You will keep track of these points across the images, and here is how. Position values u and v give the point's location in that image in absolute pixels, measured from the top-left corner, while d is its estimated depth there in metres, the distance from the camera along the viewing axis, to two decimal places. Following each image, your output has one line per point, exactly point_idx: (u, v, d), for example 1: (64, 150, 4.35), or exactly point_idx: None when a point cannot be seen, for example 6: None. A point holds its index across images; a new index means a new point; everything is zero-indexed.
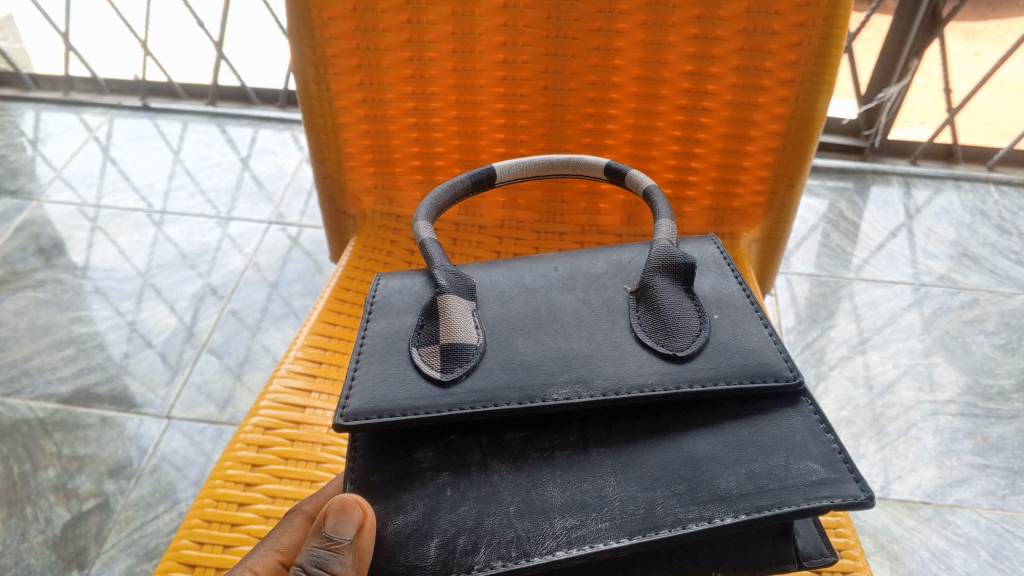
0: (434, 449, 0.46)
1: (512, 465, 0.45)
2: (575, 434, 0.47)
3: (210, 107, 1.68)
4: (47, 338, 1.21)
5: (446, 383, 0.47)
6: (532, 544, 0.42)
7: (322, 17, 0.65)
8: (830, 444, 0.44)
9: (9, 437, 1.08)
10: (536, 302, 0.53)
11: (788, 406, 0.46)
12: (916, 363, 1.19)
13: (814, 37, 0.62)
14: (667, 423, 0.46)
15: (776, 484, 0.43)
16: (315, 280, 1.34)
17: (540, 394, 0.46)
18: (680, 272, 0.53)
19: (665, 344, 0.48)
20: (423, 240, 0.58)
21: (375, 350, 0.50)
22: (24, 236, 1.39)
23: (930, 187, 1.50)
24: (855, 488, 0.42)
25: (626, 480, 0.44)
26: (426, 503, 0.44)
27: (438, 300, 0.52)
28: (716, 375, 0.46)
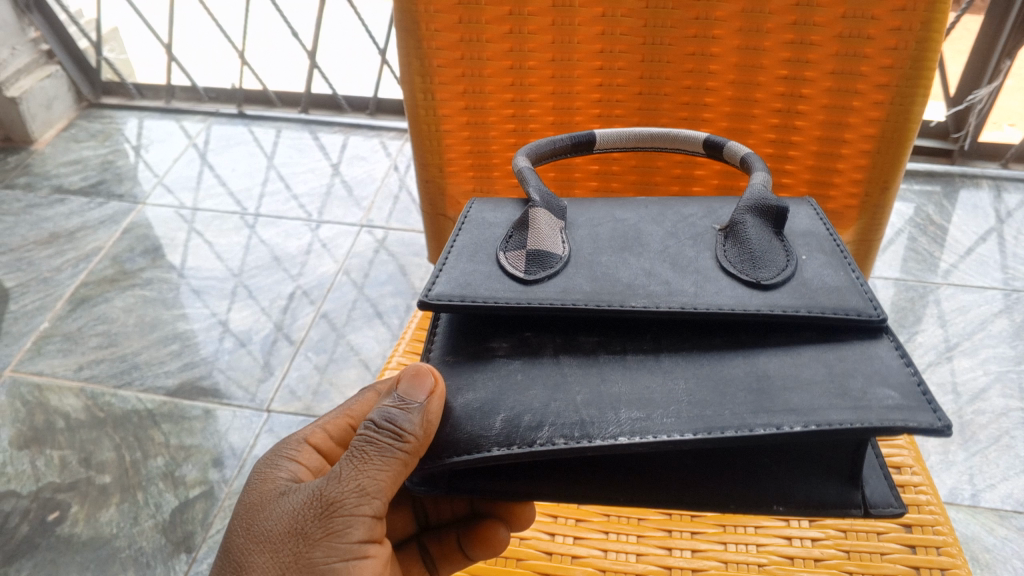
0: (510, 340, 0.50)
1: (583, 362, 0.48)
2: (649, 344, 0.49)
3: (302, 115, 1.74)
4: (154, 334, 1.28)
5: (527, 281, 0.50)
6: (595, 429, 0.44)
7: (429, 29, 0.68)
8: (911, 377, 0.44)
9: (121, 427, 1.15)
10: (622, 229, 0.56)
11: (870, 340, 0.46)
12: (1007, 371, 1.17)
13: (910, 42, 0.63)
14: (742, 341, 0.48)
15: (850, 403, 0.43)
16: (403, 281, 1.38)
17: (617, 302, 0.48)
18: (773, 214, 0.53)
19: (749, 273, 0.50)
20: (520, 165, 0.61)
21: (464, 250, 0.54)
22: (132, 238, 1.46)
23: (1023, 190, 1.47)
24: (934, 417, 0.41)
25: (695, 385, 0.45)
26: (497, 383, 0.47)
27: (526, 213, 0.55)
28: (794, 303, 0.47)
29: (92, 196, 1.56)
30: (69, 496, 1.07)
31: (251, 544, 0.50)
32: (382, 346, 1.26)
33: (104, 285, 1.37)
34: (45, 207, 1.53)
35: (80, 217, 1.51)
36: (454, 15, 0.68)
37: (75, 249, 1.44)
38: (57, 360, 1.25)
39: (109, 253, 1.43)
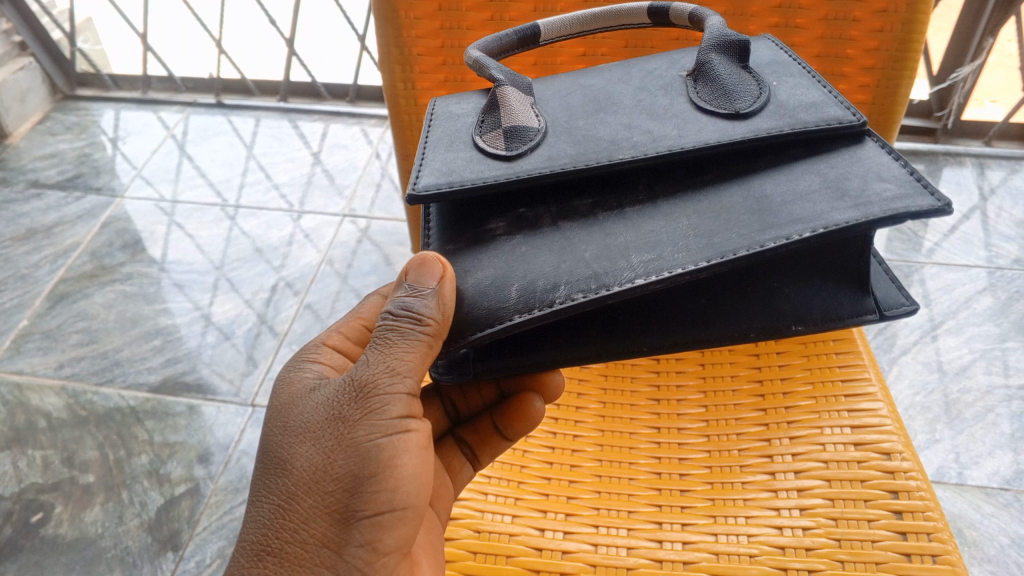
0: (506, 219, 0.49)
1: (583, 223, 0.48)
2: (644, 193, 0.49)
3: (282, 103, 1.72)
4: (135, 329, 1.27)
5: (511, 157, 0.49)
6: (610, 277, 0.44)
7: (408, 18, 0.67)
8: (900, 167, 0.44)
9: (104, 425, 1.13)
10: (593, 94, 0.54)
11: (856, 145, 0.47)
12: (992, 348, 1.17)
13: (896, 23, 0.62)
14: (736, 172, 0.48)
15: (853, 203, 0.43)
16: (387, 271, 1.37)
17: (605, 157, 0.48)
18: (735, 49, 0.52)
19: (727, 106, 0.49)
20: (474, 56, 0.57)
21: (439, 141, 0.52)
22: (111, 232, 1.44)
23: (1005, 167, 1.47)
24: (933, 198, 0.42)
25: (699, 219, 0.45)
26: (503, 262, 0.46)
27: (495, 92, 0.52)
28: (778, 125, 0.47)
29: (69, 190, 1.53)
30: (52, 497, 1.06)
31: (290, 437, 0.47)
32: None
33: (83, 281, 1.35)
34: (21, 203, 1.51)
35: (58, 211, 1.49)
36: (434, 2, 0.66)
37: (53, 245, 1.42)
38: (37, 358, 1.23)
39: (87, 247, 1.41)
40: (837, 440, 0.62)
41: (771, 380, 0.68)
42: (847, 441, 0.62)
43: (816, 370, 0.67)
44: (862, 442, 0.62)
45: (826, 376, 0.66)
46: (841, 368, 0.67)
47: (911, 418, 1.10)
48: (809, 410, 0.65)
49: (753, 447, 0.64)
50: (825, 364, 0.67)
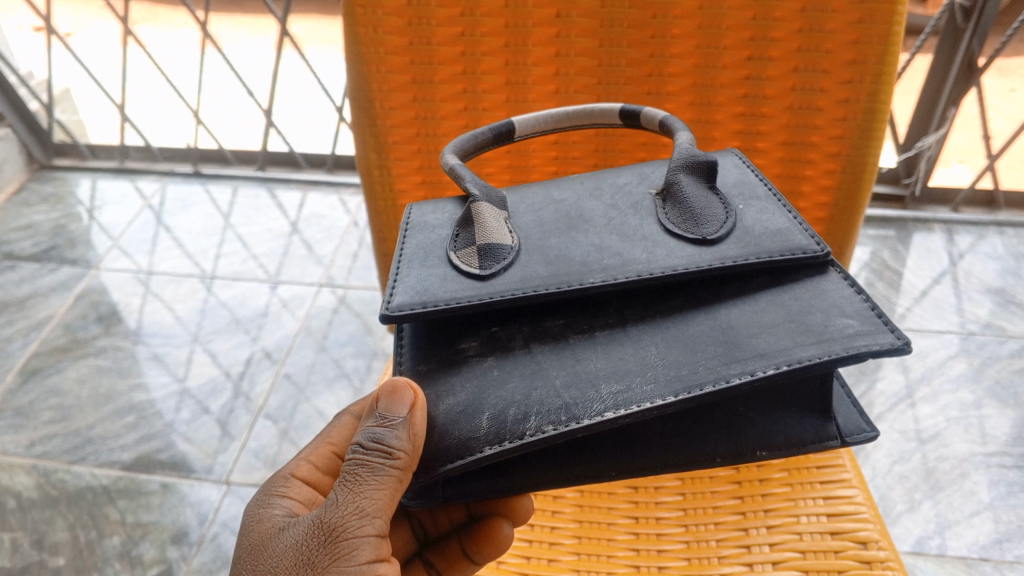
0: (479, 339, 0.49)
1: (555, 347, 0.48)
2: (614, 317, 0.49)
3: (259, 173, 1.73)
4: (108, 406, 1.25)
5: (484, 277, 0.49)
6: (580, 409, 0.44)
7: (384, 107, 0.69)
8: (860, 302, 0.45)
9: (75, 505, 1.11)
10: (564, 210, 0.55)
11: (817, 275, 0.48)
12: (967, 415, 1.18)
13: (858, 112, 0.65)
14: (702, 299, 0.49)
15: (814, 338, 0.44)
16: (365, 342, 1.37)
17: (576, 280, 0.48)
18: (703, 170, 0.53)
19: (694, 231, 0.50)
20: (451, 164, 0.58)
21: (414, 257, 0.52)
22: (85, 304, 1.44)
23: (972, 232, 1.50)
24: (892, 337, 0.43)
25: (667, 348, 0.46)
26: (475, 384, 0.46)
27: (470, 207, 0.53)
28: (744, 253, 0.48)
29: (44, 262, 1.53)
30: None
31: None
32: None
33: (56, 355, 1.34)
34: None
35: (32, 284, 1.48)
36: (408, 94, 0.68)
37: (27, 318, 1.41)
38: (7, 436, 1.21)
39: (61, 321, 1.40)
40: (813, 529, 0.62)
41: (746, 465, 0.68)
42: (823, 530, 0.62)
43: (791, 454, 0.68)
44: (838, 530, 0.62)
45: (800, 464, 0.67)
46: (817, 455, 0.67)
47: (889, 488, 1.10)
48: (785, 497, 0.65)
49: (731, 528, 0.64)
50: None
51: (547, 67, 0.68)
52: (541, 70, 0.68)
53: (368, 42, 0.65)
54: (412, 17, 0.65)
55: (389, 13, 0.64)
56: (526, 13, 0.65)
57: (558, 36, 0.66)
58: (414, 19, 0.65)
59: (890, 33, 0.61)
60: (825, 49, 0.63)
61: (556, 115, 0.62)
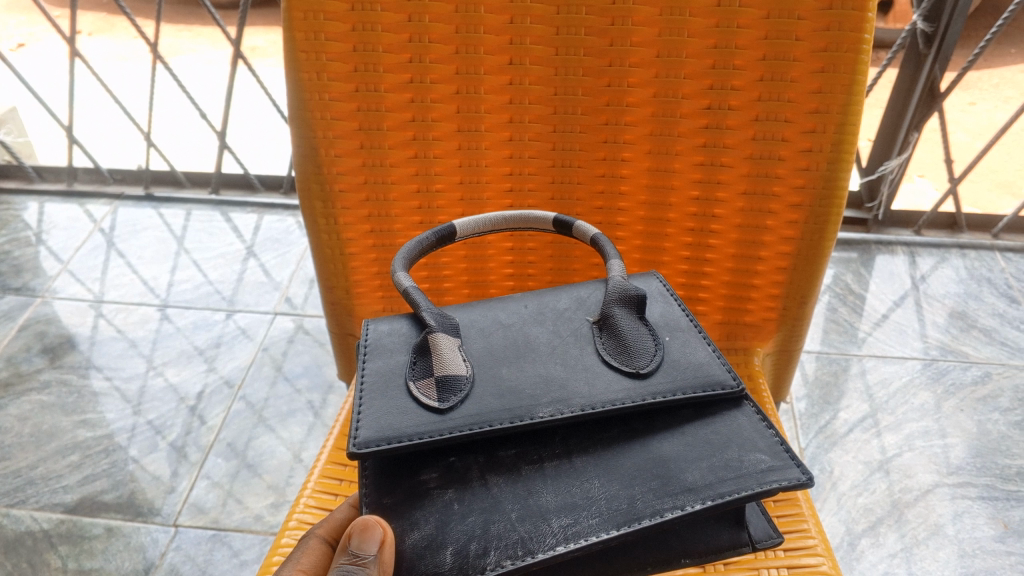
0: (438, 469, 0.47)
1: (509, 478, 0.46)
2: (560, 446, 0.48)
3: (213, 195, 1.69)
4: (52, 444, 1.20)
5: (444, 410, 0.47)
6: (536, 543, 0.44)
7: (329, 155, 0.67)
8: (772, 437, 0.47)
9: (14, 551, 1.06)
10: (512, 335, 0.53)
11: (732, 407, 0.49)
12: (931, 445, 1.17)
13: (821, 162, 0.63)
14: (637, 429, 0.48)
15: (733, 474, 0.45)
16: (321, 371, 1.33)
17: (527, 413, 0.47)
18: (635, 303, 0.53)
19: (628, 364, 0.49)
20: (406, 287, 0.56)
21: (375, 386, 0.49)
22: (30, 335, 1.38)
23: (935, 255, 1.49)
24: (798, 471, 0.44)
25: (608, 480, 0.46)
26: (438, 517, 0.45)
27: (427, 337, 0.51)
28: (676, 386, 0.48)
29: None
30: None
31: None
32: (297, 447, 1.21)
33: None
34: None
35: None
36: (355, 141, 0.67)
37: None
38: None
39: (3, 353, 1.35)
40: None
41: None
42: None
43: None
44: None
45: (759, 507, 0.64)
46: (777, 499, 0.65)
47: (854, 523, 1.08)
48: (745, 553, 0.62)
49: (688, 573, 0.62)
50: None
51: (500, 114, 0.66)
52: (493, 119, 0.66)
53: (311, 89, 0.63)
54: (358, 63, 0.63)
55: (334, 58, 0.62)
56: (477, 59, 0.63)
57: (510, 84, 0.65)
58: (360, 65, 0.63)
59: (854, 80, 0.59)
60: (787, 99, 0.62)
61: (494, 217, 0.63)
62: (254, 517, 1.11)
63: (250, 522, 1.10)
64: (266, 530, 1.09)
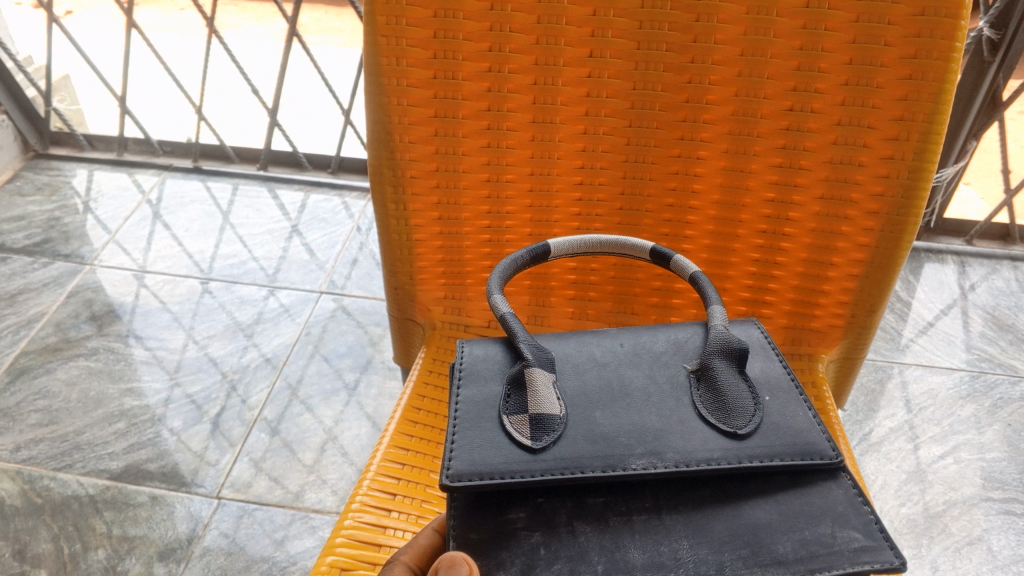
0: (526, 509, 0.47)
1: (598, 529, 0.46)
2: (650, 500, 0.47)
3: (261, 171, 1.70)
4: (98, 411, 1.22)
5: (536, 450, 0.47)
6: None
7: (403, 141, 0.67)
8: (867, 516, 0.46)
9: (60, 515, 1.08)
10: (607, 376, 0.52)
11: (830, 479, 0.47)
12: (978, 459, 1.15)
13: (902, 170, 0.63)
14: (731, 490, 0.47)
15: (825, 550, 0.44)
16: (364, 353, 1.34)
17: (620, 463, 0.46)
18: (736, 357, 0.52)
19: (725, 422, 0.48)
20: (502, 313, 0.57)
21: (469, 417, 0.50)
22: (77, 302, 1.40)
23: (985, 266, 1.47)
24: (891, 554, 0.44)
25: (698, 543, 0.45)
26: (523, 561, 0.45)
27: (523, 372, 0.51)
28: (770, 452, 0.47)
29: (36, 255, 1.49)
30: None
31: None
32: (339, 427, 1.21)
33: (45, 355, 1.31)
34: None
35: (23, 278, 1.44)
36: (429, 128, 0.67)
37: (17, 315, 1.38)
38: None
39: (52, 319, 1.37)
40: None
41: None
42: None
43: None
44: None
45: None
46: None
47: (897, 532, 1.07)
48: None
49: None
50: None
51: (576, 107, 0.66)
52: (569, 112, 0.66)
53: (389, 74, 0.64)
54: (438, 50, 0.63)
55: (413, 45, 0.62)
56: (557, 51, 0.63)
57: (589, 77, 0.64)
58: (440, 52, 0.63)
59: (942, 89, 0.59)
60: (871, 104, 0.61)
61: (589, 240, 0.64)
62: (295, 494, 1.12)
63: (291, 498, 1.11)
64: (308, 507, 1.10)
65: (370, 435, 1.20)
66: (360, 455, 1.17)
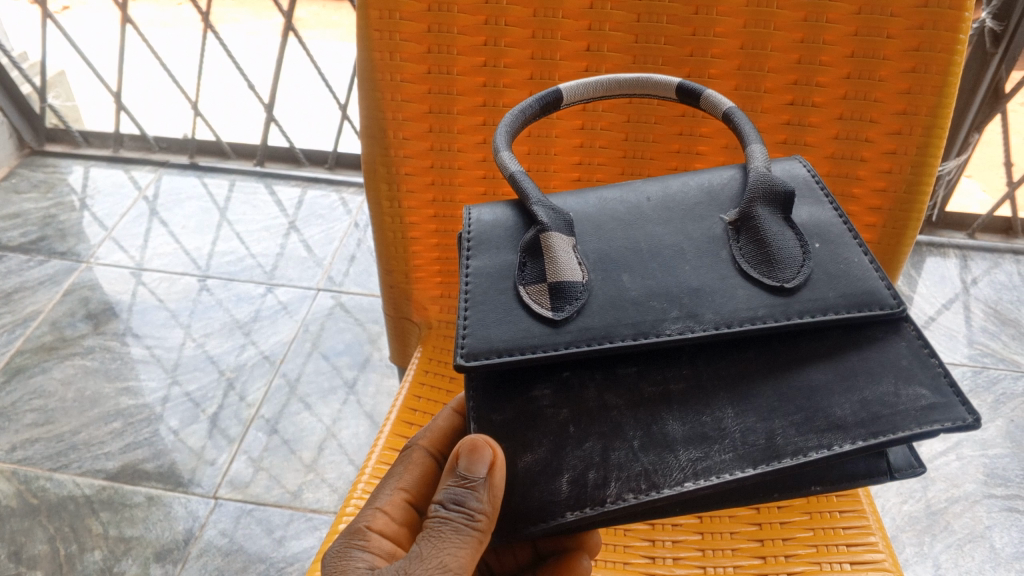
0: (551, 386, 0.50)
1: (631, 400, 0.49)
2: (687, 367, 0.50)
3: (258, 167, 1.69)
4: (95, 410, 1.21)
5: (557, 322, 0.49)
6: (660, 477, 0.46)
7: (397, 138, 0.66)
8: (935, 369, 0.47)
9: (56, 516, 1.07)
10: (633, 238, 0.53)
11: (892, 332, 0.49)
12: (980, 455, 1.14)
13: (905, 165, 0.62)
14: (774, 356, 0.49)
15: (888, 410, 0.46)
16: (362, 350, 1.33)
17: (654, 330, 0.49)
18: (779, 200, 0.52)
19: (771, 276, 0.50)
20: (512, 173, 0.55)
21: (481, 289, 0.51)
22: (74, 300, 1.39)
23: (988, 259, 1.46)
24: (963, 411, 0.45)
25: (743, 411, 0.48)
26: (552, 441, 0.48)
27: (540, 238, 0.52)
28: (823, 306, 0.49)
29: (32, 253, 1.48)
30: None
31: None
32: (338, 426, 1.21)
33: (41, 354, 1.30)
34: None
35: (19, 276, 1.43)
36: (424, 124, 0.66)
37: (13, 313, 1.37)
38: None
39: (48, 317, 1.36)
40: None
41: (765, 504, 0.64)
42: None
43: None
44: None
45: (821, 507, 0.63)
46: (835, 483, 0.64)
47: (899, 530, 1.06)
48: (803, 528, 0.62)
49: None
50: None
51: (574, 99, 0.65)
52: (568, 102, 0.65)
53: (382, 69, 0.63)
54: (432, 45, 0.62)
55: (407, 39, 0.61)
56: (554, 45, 0.62)
57: (586, 71, 0.63)
58: (434, 47, 0.62)
59: (946, 82, 0.58)
60: (873, 98, 0.60)
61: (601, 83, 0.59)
62: (293, 494, 1.11)
63: (288, 498, 1.10)
64: (305, 507, 1.09)
65: (368, 434, 1.19)
66: (358, 455, 1.16)
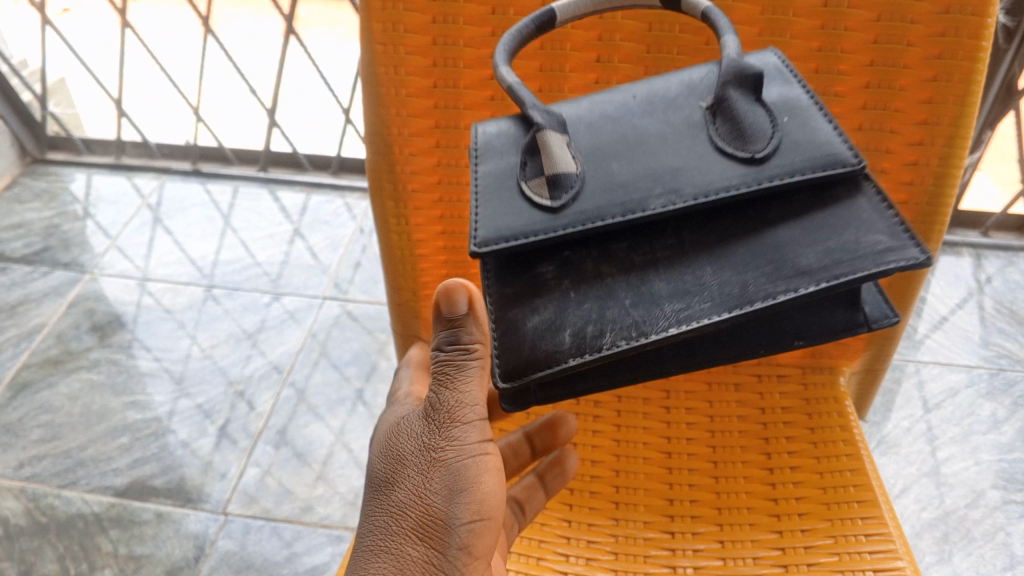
0: (555, 263, 0.53)
1: (622, 271, 0.52)
2: (673, 237, 0.52)
3: (261, 174, 1.67)
4: (102, 425, 1.20)
5: (556, 210, 0.52)
6: (648, 326, 0.49)
7: (403, 154, 0.65)
8: (893, 219, 0.48)
9: (65, 534, 1.07)
10: (623, 129, 0.54)
11: (854, 191, 0.50)
12: (998, 459, 1.13)
13: (927, 176, 0.61)
14: (750, 217, 0.51)
15: (850, 256, 0.47)
16: (370, 360, 1.31)
17: (639, 207, 0.50)
18: (750, 79, 0.52)
19: (743, 150, 0.50)
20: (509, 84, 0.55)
21: (488, 192, 0.54)
22: (78, 312, 1.38)
23: (1003, 257, 1.44)
24: (918, 251, 0.46)
25: (720, 269, 0.50)
26: (556, 302, 0.52)
27: (536, 136, 0.53)
28: (790, 169, 0.49)
29: (35, 265, 1.47)
30: None
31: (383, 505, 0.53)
32: (346, 436, 1.19)
33: (47, 368, 1.29)
34: None
35: (23, 288, 1.42)
36: (430, 138, 0.65)
37: (18, 327, 1.36)
38: None
39: (53, 330, 1.35)
40: None
41: (787, 528, 0.63)
42: None
43: (828, 489, 0.65)
44: None
45: (845, 530, 0.62)
46: (859, 505, 0.63)
47: (919, 538, 1.05)
48: (827, 552, 0.61)
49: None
50: (839, 482, 0.65)
51: (585, 84, 0.65)
52: (580, 58, 0.64)
53: (388, 83, 0.62)
54: (438, 58, 0.61)
55: (412, 53, 0.61)
56: None
57: (598, 61, 0.64)
58: (440, 59, 0.61)
59: (968, 92, 0.57)
60: (894, 107, 0.59)
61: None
62: (304, 508, 1.10)
63: (298, 513, 1.09)
64: (315, 522, 1.08)
65: None
66: None
